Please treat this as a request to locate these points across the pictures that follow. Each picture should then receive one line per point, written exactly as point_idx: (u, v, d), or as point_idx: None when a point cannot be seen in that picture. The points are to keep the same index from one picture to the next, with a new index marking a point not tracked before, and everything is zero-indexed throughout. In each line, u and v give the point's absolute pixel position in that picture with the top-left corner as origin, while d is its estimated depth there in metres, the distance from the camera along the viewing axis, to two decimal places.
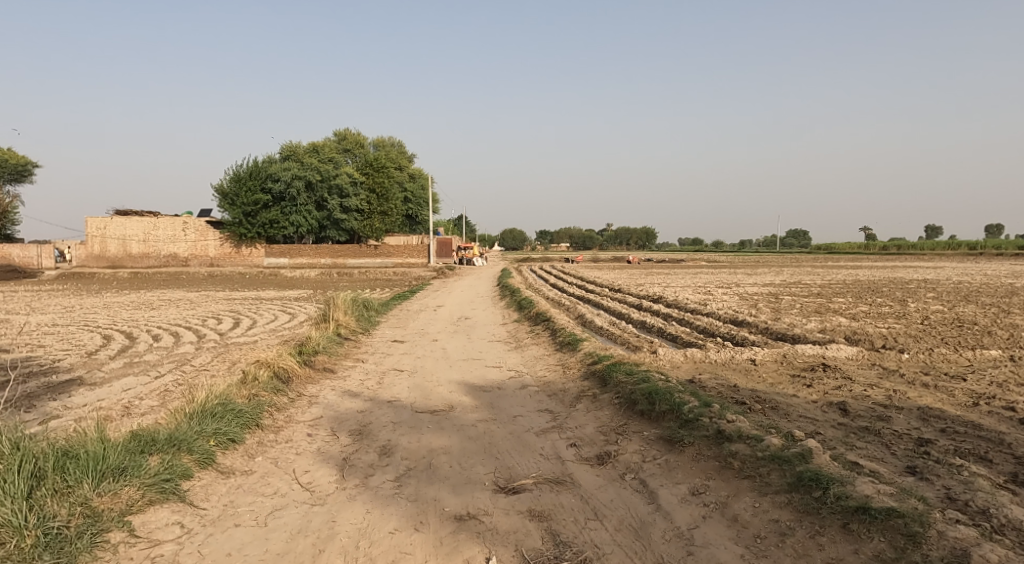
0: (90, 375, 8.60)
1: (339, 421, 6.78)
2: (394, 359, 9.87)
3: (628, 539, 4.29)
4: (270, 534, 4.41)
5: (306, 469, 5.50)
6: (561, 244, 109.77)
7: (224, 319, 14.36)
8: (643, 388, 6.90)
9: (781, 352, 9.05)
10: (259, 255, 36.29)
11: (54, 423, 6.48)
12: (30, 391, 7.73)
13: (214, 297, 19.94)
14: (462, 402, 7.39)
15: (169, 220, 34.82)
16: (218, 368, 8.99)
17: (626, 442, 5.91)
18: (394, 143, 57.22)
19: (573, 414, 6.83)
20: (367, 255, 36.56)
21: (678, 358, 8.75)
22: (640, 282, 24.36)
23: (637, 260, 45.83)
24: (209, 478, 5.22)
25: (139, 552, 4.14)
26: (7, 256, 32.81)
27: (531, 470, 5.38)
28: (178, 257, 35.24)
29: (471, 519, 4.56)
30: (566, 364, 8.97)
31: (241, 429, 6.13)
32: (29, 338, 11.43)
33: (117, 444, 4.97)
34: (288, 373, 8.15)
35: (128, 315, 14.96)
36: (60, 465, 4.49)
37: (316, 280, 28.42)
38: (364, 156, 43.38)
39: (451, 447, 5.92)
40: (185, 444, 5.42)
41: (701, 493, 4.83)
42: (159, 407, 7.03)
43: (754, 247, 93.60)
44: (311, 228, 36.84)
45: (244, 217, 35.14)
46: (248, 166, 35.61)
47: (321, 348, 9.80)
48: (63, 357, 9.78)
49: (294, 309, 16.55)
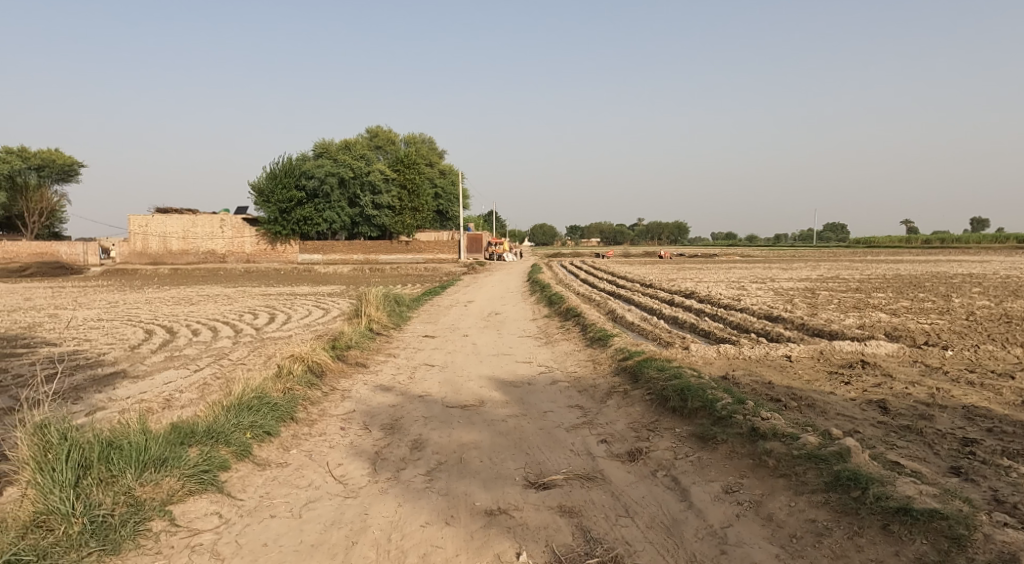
0: (133, 369, 8.88)
1: (371, 415, 6.87)
2: (425, 354, 9.97)
3: (660, 537, 4.25)
4: (305, 525, 4.50)
5: (338, 462, 5.58)
6: (590, 239, 109.30)
7: (259, 314, 14.64)
8: (674, 385, 6.82)
9: (817, 349, 8.84)
10: (293, 252, 36.89)
11: (100, 414, 6.72)
12: (77, 383, 8.03)
13: (251, 293, 20.38)
14: (492, 396, 7.42)
15: (207, 217, 35.71)
16: (254, 362, 9.19)
17: (658, 439, 5.85)
18: (425, 139, 58.42)
19: (603, 409, 6.80)
20: (399, 250, 36.85)
21: (710, 354, 8.63)
22: (671, 277, 24.16)
23: (669, 254, 45.15)
24: (246, 470, 5.35)
25: (179, 541, 4.24)
26: (55, 254, 34.11)
27: (561, 466, 5.37)
28: (216, 253, 36.15)
29: (501, 514, 4.57)
30: (597, 360, 8.90)
31: (276, 422, 6.27)
32: (76, 332, 11.86)
33: (158, 436, 5.12)
34: (322, 368, 8.31)
35: (168, 310, 15.43)
36: (104, 455, 4.64)
37: (349, 276, 28.78)
38: (395, 152, 43.81)
39: (481, 442, 5.94)
40: (222, 437, 5.57)
41: (735, 490, 4.75)
42: (198, 400, 7.24)
43: (788, 242, 91.70)
44: (343, 224, 37.42)
45: (280, 214, 35.79)
46: (282, 165, 36.29)
47: (353, 343, 9.94)
48: (108, 350, 10.13)
49: (327, 304, 16.83)
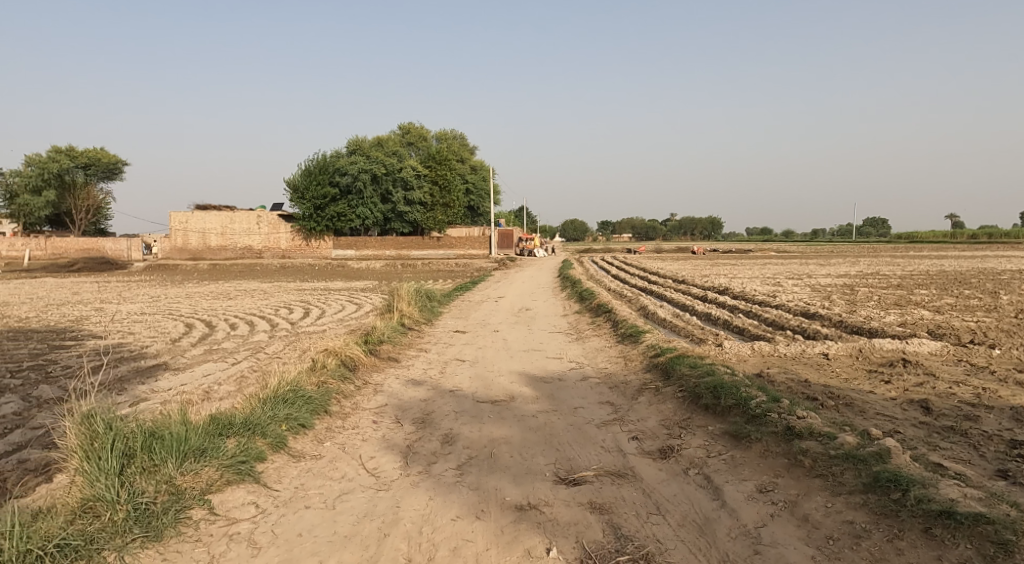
0: (174, 361, 9.16)
1: (403, 409, 6.95)
2: (456, 349, 10.04)
3: (692, 535, 4.21)
4: (338, 516, 4.58)
5: (371, 455, 5.66)
6: (622, 235, 108.43)
7: (294, 308, 14.94)
8: (707, 383, 6.73)
9: (856, 346, 8.62)
10: (327, 248, 37.49)
11: (143, 405, 6.95)
12: (122, 374, 8.32)
13: (287, 288, 20.79)
14: (523, 392, 7.43)
15: (244, 214, 36.51)
16: (289, 356, 9.39)
17: (690, 436, 5.78)
18: (456, 135, 58.65)
19: (634, 406, 6.75)
20: (430, 245, 37.09)
21: (744, 351, 8.48)
22: (705, 273, 23.80)
23: (701, 250, 44.51)
24: (281, 461, 5.47)
25: (218, 529, 4.36)
26: (101, 249, 35.32)
27: (592, 462, 5.35)
28: (253, 249, 36.96)
29: (531, 509, 4.58)
30: (628, 357, 8.83)
31: (311, 415, 6.40)
32: (120, 325, 12.27)
33: (197, 427, 5.26)
34: (355, 362, 8.43)
35: (207, 305, 15.85)
36: (146, 445, 4.79)
37: (381, 272, 29.11)
38: (426, 148, 44.16)
39: (511, 437, 5.95)
40: (259, 429, 5.70)
41: (769, 490, 4.67)
42: (236, 392, 7.42)
43: (826, 237, 89.44)
44: (376, 220, 37.83)
45: (314, 210, 36.56)
46: (316, 162, 37.08)
47: (385, 338, 10.06)
48: (150, 343, 10.46)
49: (360, 299, 17.07)
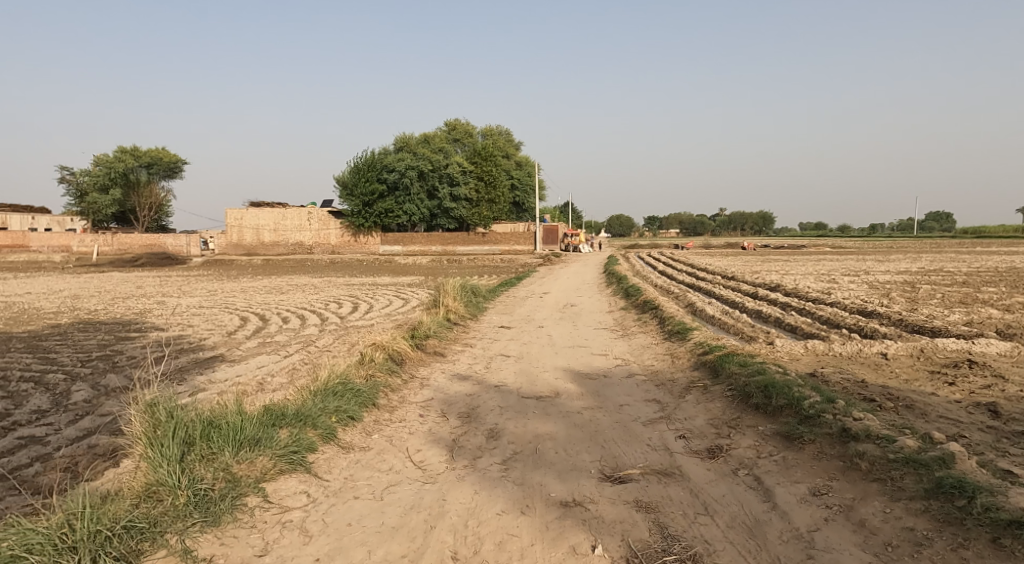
0: (230, 353, 9.50)
1: (449, 403, 7.03)
2: (501, 344, 10.09)
3: (741, 537, 4.11)
4: (386, 507, 4.66)
5: (417, 448, 5.75)
6: (669, 230, 106.64)
7: (343, 303, 15.28)
8: (757, 382, 6.56)
9: (917, 346, 8.25)
10: (375, 243, 38.15)
11: (201, 395, 7.25)
12: (182, 365, 8.69)
13: (336, 283, 21.27)
14: (567, 388, 7.41)
15: (295, 211, 37.53)
16: (338, 349, 9.62)
17: (739, 436, 5.65)
18: (501, 131, 58.85)
19: (682, 404, 6.64)
20: (476, 241, 37.26)
21: (797, 350, 8.23)
22: (755, 270, 23.17)
23: (752, 245, 43.36)
24: (331, 452, 5.61)
25: (272, 517, 4.50)
26: (162, 245, 36.92)
27: (638, 460, 5.29)
28: (304, 245, 37.99)
29: (576, 506, 4.57)
30: (675, 354, 8.69)
31: (359, 407, 6.54)
32: (180, 318, 12.80)
33: (252, 417, 5.45)
34: (402, 356, 8.57)
35: (261, 299, 16.38)
36: (205, 434, 4.99)
37: (427, 267, 29.45)
38: (472, 145, 44.40)
39: (556, 433, 5.94)
40: (310, 420, 5.86)
41: (823, 493, 4.52)
42: (287, 384, 7.65)
43: (885, 232, 85.78)
44: (422, 216, 38.26)
45: (363, 207, 37.23)
46: (365, 159, 37.81)
47: (431, 333, 10.19)
48: (208, 336, 10.88)
49: (407, 294, 17.33)
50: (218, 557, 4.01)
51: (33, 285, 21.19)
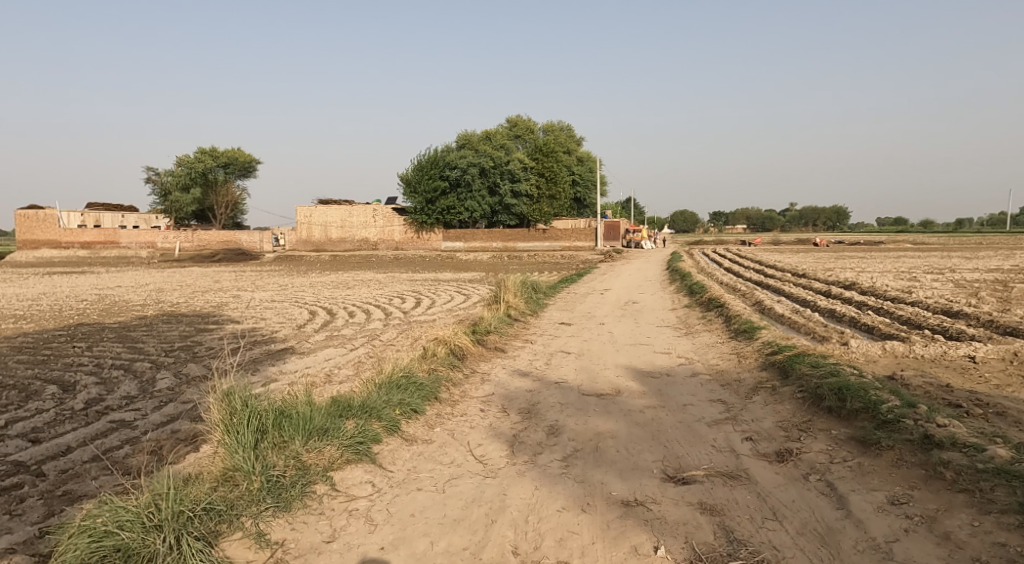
0: (300, 345, 9.89)
1: (509, 399, 7.07)
2: (562, 341, 10.06)
3: (813, 545, 3.95)
4: (448, 500, 4.73)
5: (478, 443, 5.81)
6: (735, 226, 103.50)
7: (406, 298, 15.62)
8: (831, 384, 6.27)
9: (1010, 349, 7.67)
10: (438, 240, 38.65)
11: (274, 385, 7.58)
12: (256, 356, 9.11)
13: (400, 278, 21.77)
14: (629, 386, 7.31)
15: (361, 208, 38.63)
16: (402, 343, 9.84)
17: (810, 440, 5.42)
18: (563, 127, 58.77)
19: (749, 406, 6.42)
20: (536, 237, 37.10)
21: (874, 351, 7.82)
22: (828, 267, 22.20)
23: (825, 241, 41.46)
24: (395, 444, 5.75)
25: (339, 505, 4.65)
26: (238, 242, 38.78)
27: (702, 461, 5.16)
28: (369, 241, 39.05)
29: (638, 506, 4.50)
30: (742, 354, 8.41)
31: (422, 401, 6.67)
32: (254, 311, 13.43)
33: (321, 408, 5.66)
34: (464, 351, 8.68)
35: (328, 293, 16.97)
36: (277, 422, 5.22)
37: (488, 263, 29.68)
38: (533, 141, 44.40)
39: (617, 431, 5.88)
40: (375, 412, 6.02)
41: (902, 502, 4.28)
42: (354, 376, 7.89)
43: (973, 228, 80.24)
44: (484, 213, 38.64)
45: (426, 204, 37.88)
46: (428, 156, 38.59)
47: (492, 328, 10.29)
48: (280, 328, 11.36)
49: (468, 290, 17.54)
50: (290, 542, 4.18)
51: (124, 279, 22.68)
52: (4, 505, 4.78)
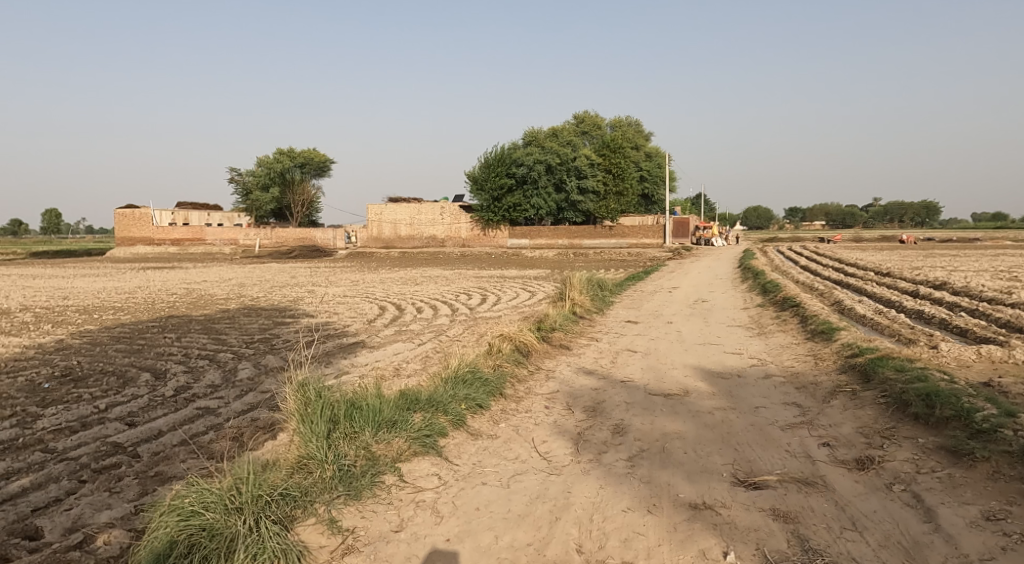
0: (370, 339, 10.20)
1: (574, 397, 7.03)
2: (628, 339, 9.91)
3: (897, 559, 3.72)
4: (512, 495, 4.77)
5: (543, 439, 5.81)
6: (813, 222, 98.90)
7: (473, 295, 15.81)
8: (918, 389, 5.89)
9: None
10: (504, 237, 38.73)
11: (345, 377, 7.85)
12: (329, 349, 9.46)
13: (466, 275, 22.07)
14: (698, 387, 7.12)
15: (429, 206, 39.39)
16: (468, 339, 9.96)
17: (894, 448, 5.12)
18: (632, 122, 57.89)
19: (826, 410, 6.13)
20: (603, 234, 36.55)
21: (968, 356, 7.28)
22: (917, 265, 20.85)
23: (913, 238, 38.93)
24: (461, 438, 5.83)
25: (407, 495, 4.77)
26: (313, 240, 40.37)
27: (775, 466, 4.97)
28: (437, 239, 39.76)
29: (707, 509, 4.38)
30: (819, 356, 8.04)
31: (487, 396, 6.74)
32: (328, 306, 13.95)
33: (390, 401, 5.81)
34: (529, 348, 8.70)
35: (397, 289, 17.40)
36: (349, 414, 5.40)
37: (554, 261, 29.59)
38: (600, 137, 43.95)
39: (685, 432, 5.74)
40: (442, 406, 6.14)
41: (999, 518, 3.97)
42: (421, 370, 8.07)
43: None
44: (550, 210, 38.56)
45: (492, 201, 38.18)
46: (495, 154, 38.96)
47: (557, 325, 10.27)
48: (351, 323, 11.75)
49: (534, 287, 17.56)
50: (360, 529, 4.31)
51: (210, 274, 24.04)
52: (104, 483, 5.16)
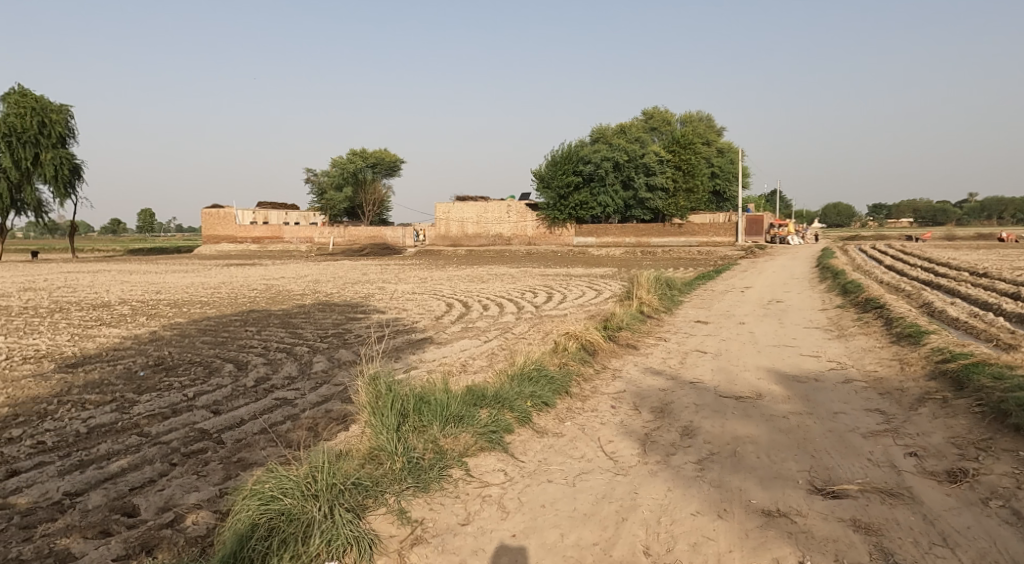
0: (437, 336, 10.40)
1: (641, 397, 6.93)
2: (698, 340, 9.67)
3: None
4: (578, 494, 4.75)
5: (609, 439, 5.76)
6: (899, 219, 93.28)
7: (538, 293, 15.84)
8: (1019, 399, 5.45)
9: None
10: (570, 235, 38.45)
11: (414, 372, 8.05)
12: (398, 345, 9.72)
13: (532, 273, 22.12)
14: (772, 390, 6.86)
15: (496, 204, 39.72)
16: (533, 337, 9.99)
17: (991, 461, 4.76)
18: (703, 117, 56.36)
19: (913, 417, 5.78)
20: (672, 233, 35.73)
21: None
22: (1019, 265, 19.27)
23: (1014, 236, 36.01)
24: (526, 435, 5.87)
25: (473, 490, 4.83)
26: (383, 238, 41.51)
27: (856, 475, 4.73)
28: (503, 237, 40.05)
29: (781, 517, 4.22)
30: (905, 360, 7.58)
31: (553, 394, 6.74)
32: (397, 302, 14.31)
33: (457, 396, 5.92)
34: (595, 347, 8.63)
35: (464, 287, 17.65)
36: (417, 408, 5.53)
37: (621, 259, 29.21)
38: (670, 133, 43.04)
39: (758, 437, 5.54)
40: (508, 402, 6.19)
41: None
42: (487, 367, 8.16)
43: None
44: (617, 208, 38.04)
45: (558, 199, 37.95)
46: (562, 152, 38.82)
47: (624, 324, 10.15)
48: (420, 319, 12.02)
49: (600, 286, 17.40)
50: (428, 521, 4.41)
51: (288, 270, 25.13)
52: (193, 466, 5.50)
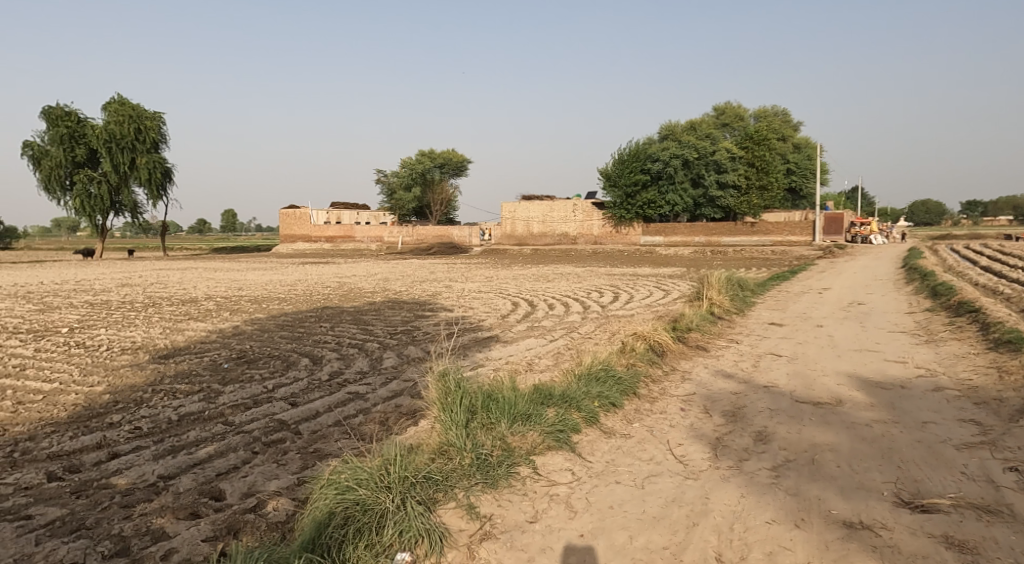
0: (504, 334, 10.49)
1: (712, 400, 6.75)
2: (772, 343, 9.33)
3: None
4: (647, 496, 4.69)
5: (678, 442, 5.65)
6: (995, 216, 86.73)
7: (604, 292, 15.70)
8: None
9: None
10: (637, 234, 37.90)
11: (481, 370, 8.16)
12: (466, 342, 9.88)
13: (598, 272, 21.94)
14: (853, 397, 6.54)
15: (561, 203, 39.65)
16: (600, 337, 9.92)
17: None
18: (777, 112, 54.31)
19: (1013, 430, 5.37)
20: (744, 232, 34.57)
21: None
22: None
23: None
24: (594, 435, 5.84)
25: (541, 488, 4.86)
26: (450, 237, 42.20)
27: (948, 489, 4.44)
28: (568, 236, 39.92)
29: (864, 529, 4.03)
30: (1004, 369, 7.04)
31: (620, 395, 6.67)
32: (465, 301, 14.53)
33: (524, 394, 5.96)
34: (664, 348, 8.48)
35: (530, 286, 17.71)
36: (486, 405, 5.61)
37: (690, 258, 28.53)
38: (742, 129, 41.68)
39: (838, 445, 5.30)
40: (575, 402, 6.18)
41: None
42: (554, 366, 8.16)
43: None
44: (686, 206, 37.27)
45: (625, 198, 37.55)
46: (629, 150, 38.35)
47: (694, 326, 9.92)
48: (487, 318, 12.16)
49: (668, 286, 17.06)
50: (496, 517, 4.47)
51: (360, 269, 25.95)
52: (273, 455, 5.79)
